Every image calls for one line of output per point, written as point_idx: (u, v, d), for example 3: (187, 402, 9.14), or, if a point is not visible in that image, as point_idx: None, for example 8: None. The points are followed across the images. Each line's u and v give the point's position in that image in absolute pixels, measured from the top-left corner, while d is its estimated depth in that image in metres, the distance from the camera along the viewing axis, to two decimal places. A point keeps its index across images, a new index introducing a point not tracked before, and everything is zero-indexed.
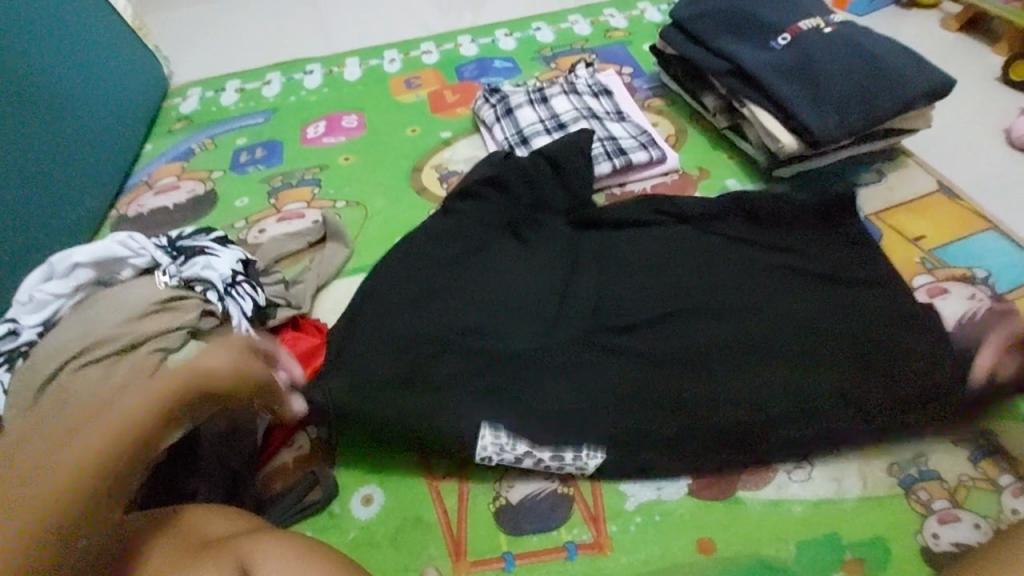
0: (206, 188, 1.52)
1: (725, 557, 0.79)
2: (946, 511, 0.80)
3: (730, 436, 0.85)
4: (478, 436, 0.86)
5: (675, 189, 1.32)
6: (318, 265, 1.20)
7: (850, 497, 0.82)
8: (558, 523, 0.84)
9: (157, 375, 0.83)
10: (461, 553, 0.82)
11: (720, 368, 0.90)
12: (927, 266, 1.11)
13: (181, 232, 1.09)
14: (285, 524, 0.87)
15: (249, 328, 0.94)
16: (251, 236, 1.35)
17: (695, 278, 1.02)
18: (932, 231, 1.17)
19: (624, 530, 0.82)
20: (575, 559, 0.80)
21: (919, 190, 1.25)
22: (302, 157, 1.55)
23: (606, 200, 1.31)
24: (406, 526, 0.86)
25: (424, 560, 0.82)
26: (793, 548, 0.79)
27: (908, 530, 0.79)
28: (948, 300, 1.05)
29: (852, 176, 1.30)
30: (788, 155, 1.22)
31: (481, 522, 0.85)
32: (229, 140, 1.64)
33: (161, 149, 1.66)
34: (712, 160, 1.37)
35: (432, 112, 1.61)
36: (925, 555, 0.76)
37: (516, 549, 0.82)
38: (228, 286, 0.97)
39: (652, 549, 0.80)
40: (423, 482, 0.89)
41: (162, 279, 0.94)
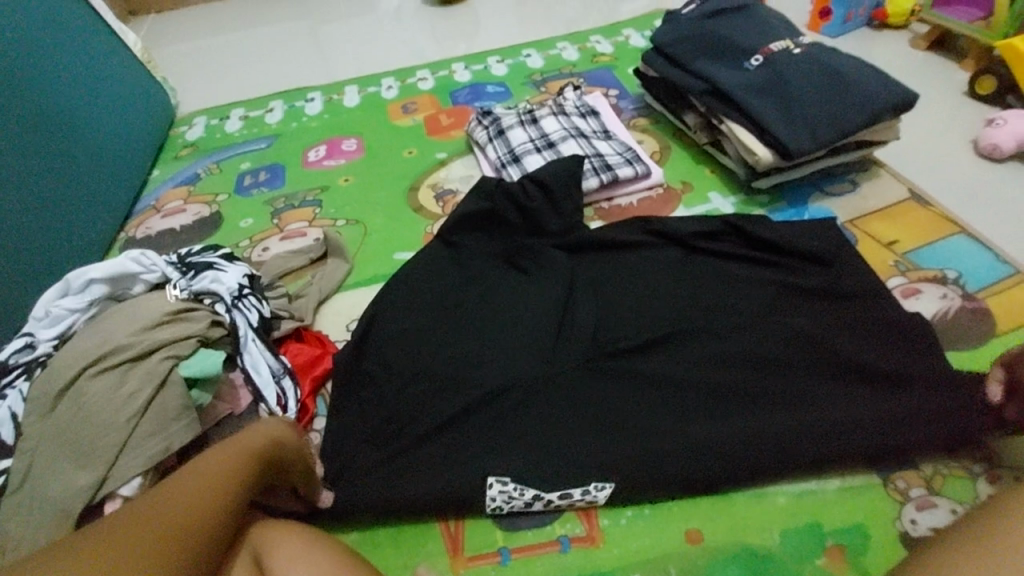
0: (212, 210, 1.58)
1: (712, 547, 0.82)
2: (923, 498, 0.84)
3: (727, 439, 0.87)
4: (486, 488, 0.87)
5: (659, 201, 1.38)
6: (320, 279, 1.26)
7: (830, 487, 0.86)
8: (552, 519, 0.87)
9: (170, 380, 0.87)
10: (459, 550, 0.86)
11: (716, 378, 0.96)
12: (900, 268, 1.17)
13: (191, 249, 1.15)
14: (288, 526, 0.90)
15: (255, 339, 1.00)
16: (255, 254, 1.42)
17: (686, 300, 1.10)
18: (904, 236, 1.23)
19: (615, 523, 0.86)
20: (569, 552, 0.83)
21: (891, 198, 1.32)
22: (304, 180, 1.61)
23: (594, 213, 1.37)
24: (406, 526, 0.89)
25: (423, 557, 0.86)
26: (777, 536, 0.82)
27: (887, 517, 0.82)
28: (922, 300, 1.10)
29: (828, 187, 1.36)
30: (765, 167, 1.28)
31: (478, 521, 0.88)
32: (234, 164, 1.71)
33: (169, 174, 1.73)
34: (694, 174, 1.44)
35: (428, 135, 1.68)
36: (903, 541, 0.80)
37: (512, 544, 0.85)
38: (234, 298, 1.02)
39: (642, 541, 0.83)
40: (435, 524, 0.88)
41: (173, 292, 1.00)
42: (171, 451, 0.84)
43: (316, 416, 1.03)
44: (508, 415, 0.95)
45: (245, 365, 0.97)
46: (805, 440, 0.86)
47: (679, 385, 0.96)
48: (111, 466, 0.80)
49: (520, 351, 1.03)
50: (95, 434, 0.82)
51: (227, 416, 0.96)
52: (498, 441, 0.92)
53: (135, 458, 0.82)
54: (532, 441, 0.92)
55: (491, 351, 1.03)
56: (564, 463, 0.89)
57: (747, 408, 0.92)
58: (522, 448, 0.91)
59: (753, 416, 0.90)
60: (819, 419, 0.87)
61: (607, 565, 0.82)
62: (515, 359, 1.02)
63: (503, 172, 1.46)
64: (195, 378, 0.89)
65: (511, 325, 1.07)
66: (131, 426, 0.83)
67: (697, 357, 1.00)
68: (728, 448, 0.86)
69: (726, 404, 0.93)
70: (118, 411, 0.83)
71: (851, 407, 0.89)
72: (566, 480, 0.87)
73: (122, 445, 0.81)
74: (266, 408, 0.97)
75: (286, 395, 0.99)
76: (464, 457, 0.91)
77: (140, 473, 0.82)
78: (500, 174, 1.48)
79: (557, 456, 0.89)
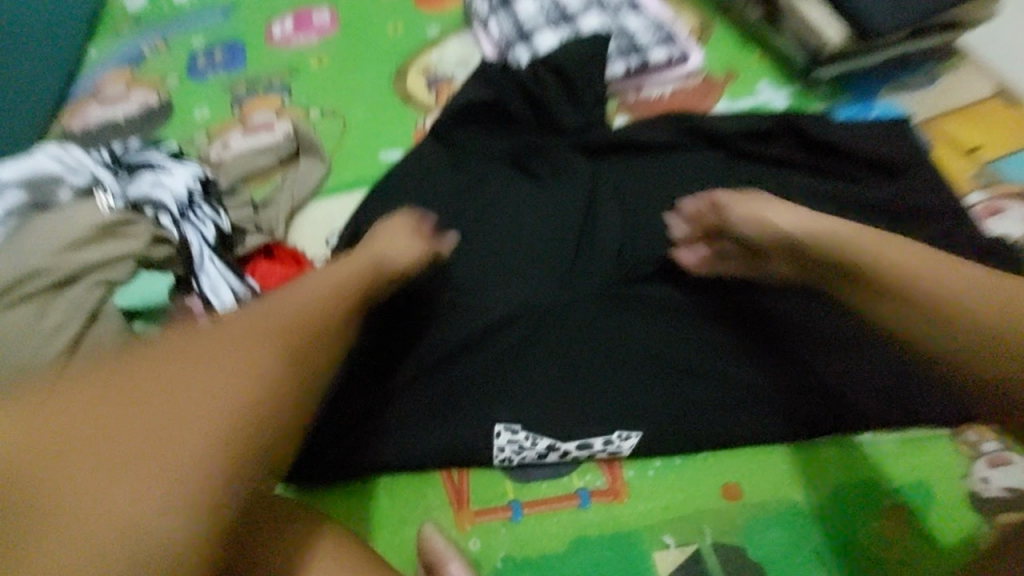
0: (160, 98, 1.32)
1: (753, 504, 0.72)
2: (996, 453, 0.72)
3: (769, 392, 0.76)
4: (493, 438, 0.76)
5: (699, 93, 1.14)
6: (291, 184, 1.05)
7: (892, 439, 0.75)
8: (570, 470, 0.76)
9: (104, 312, 0.72)
10: (463, 503, 0.75)
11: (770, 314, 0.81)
12: (983, 182, 0.98)
13: (128, 146, 0.93)
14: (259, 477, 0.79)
15: (213, 258, 0.82)
16: (214, 152, 1.19)
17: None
18: (992, 142, 1.02)
19: (642, 476, 0.75)
20: (589, 507, 0.73)
21: (980, 94, 1.09)
22: (268, 60, 1.33)
23: (619, 106, 1.14)
24: (403, 476, 0.78)
25: (423, 511, 0.75)
26: (828, 495, 0.72)
27: (954, 474, 0.72)
28: (1006, 221, 0.94)
29: (903, 78, 1.12)
30: (832, 52, 1.05)
31: (486, 473, 0.77)
32: (182, 40, 1.41)
33: (106, 52, 1.43)
34: (742, 60, 1.18)
35: (415, 6, 1.38)
36: (971, 501, 0.70)
37: (524, 497, 0.75)
38: (183, 208, 0.84)
39: (673, 496, 0.73)
40: (437, 471, 0.78)
41: (105, 199, 0.82)
42: None
43: None
44: (517, 353, 0.81)
45: (204, 289, 0.81)
46: (863, 393, 0.76)
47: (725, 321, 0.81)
48: None
49: (531, 276, 0.87)
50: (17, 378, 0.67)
51: None
52: (507, 381, 0.79)
53: None
54: (546, 383, 0.79)
55: (498, 276, 0.87)
56: (584, 408, 0.77)
57: (803, 351, 0.79)
58: (536, 391, 0.78)
59: (807, 367, 0.78)
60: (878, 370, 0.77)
61: (633, 523, 0.72)
62: (526, 286, 0.86)
63: (509, 54, 1.20)
64: (137, 309, 0.74)
65: (520, 246, 0.90)
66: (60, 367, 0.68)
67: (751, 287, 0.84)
68: (771, 403, 0.76)
69: (778, 344, 0.80)
70: (43, 347, 0.68)
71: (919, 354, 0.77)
72: (587, 428, 0.76)
73: None
74: None
75: None
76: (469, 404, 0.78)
77: None
78: (506, 56, 1.21)
79: (574, 402, 0.77)
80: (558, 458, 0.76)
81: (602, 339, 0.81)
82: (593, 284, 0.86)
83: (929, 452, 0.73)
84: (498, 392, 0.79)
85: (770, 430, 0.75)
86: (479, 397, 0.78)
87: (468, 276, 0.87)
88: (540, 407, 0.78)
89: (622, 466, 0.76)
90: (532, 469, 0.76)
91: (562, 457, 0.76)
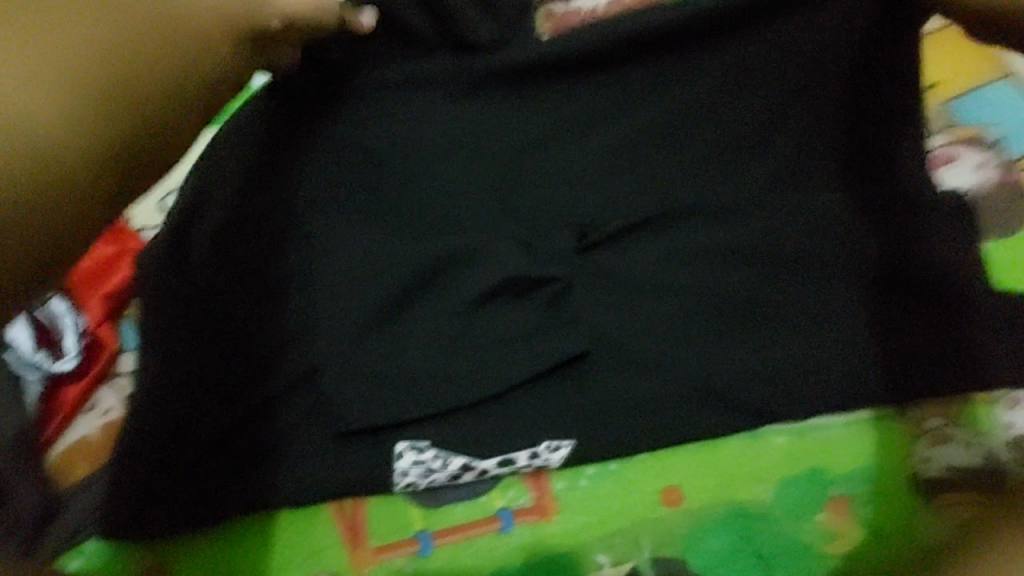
0: None
1: (693, 508, 0.64)
2: (938, 431, 0.68)
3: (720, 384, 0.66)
4: (393, 460, 0.62)
5: None
6: None
7: (837, 422, 0.68)
8: (488, 487, 0.64)
9: None
10: (359, 539, 0.62)
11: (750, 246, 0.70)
12: (938, 123, 0.88)
13: None
14: (82, 534, 0.61)
15: None
16: None
17: None
18: (950, 75, 0.92)
19: (573, 487, 0.64)
20: (512, 530, 0.62)
21: None
22: None
23: None
24: (282, 513, 0.63)
25: (310, 554, 0.61)
26: (772, 489, 0.65)
27: (897, 456, 0.67)
28: (957, 168, 0.86)
29: None
30: None
31: (387, 501, 0.63)
32: None
33: None
34: None
35: None
36: (914, 485, 0.66)
37: (435, 525, 0.62)
38: None
39: (607, 507, 0.64)
40: (326, 504, 0.63)
41: None
42: None
43: (121, 352, 0.68)
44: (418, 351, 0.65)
45: None
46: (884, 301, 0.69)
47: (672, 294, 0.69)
48: None
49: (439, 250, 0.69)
50: None
51: None
52: (410, 389, 0.64)
53: None
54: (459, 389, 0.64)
55: (397, 253, 0.68)
56: (503, 417, 0.64)
57: (761, 326, 0.68)
58: (447, 402, 0.64)
59: (778, 328, 0.68)
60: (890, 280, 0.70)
61: (562, 544, 0.62)
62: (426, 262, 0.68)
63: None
64: None
65: (413, 212, 0.72)
66: None
67: (720, 230, 0.71)
68: (721, 396, 0.66)
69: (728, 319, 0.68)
70: None
71: (910, 263, 0.70)
72: (507, 439, 0.63)
73: None
74: None
75: None
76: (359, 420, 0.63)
77: None
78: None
79: (488, 410, 0.64)
80: (476, 478, 0.63)
81: (524, 327, 0.67)
82: (511, 257, 0.69)
83: (874, 440, 0.68)
84: (402, 408, 0.63)
85: (717, 422, 0.66)
86: (370, 411, 0.63)
87: (355, 249, 0.69)
88: (453, 419, 0.64)
89: (549, 479, 0.64)
90: (444, 492, 0.64)
91: (480, 476, 0.63)
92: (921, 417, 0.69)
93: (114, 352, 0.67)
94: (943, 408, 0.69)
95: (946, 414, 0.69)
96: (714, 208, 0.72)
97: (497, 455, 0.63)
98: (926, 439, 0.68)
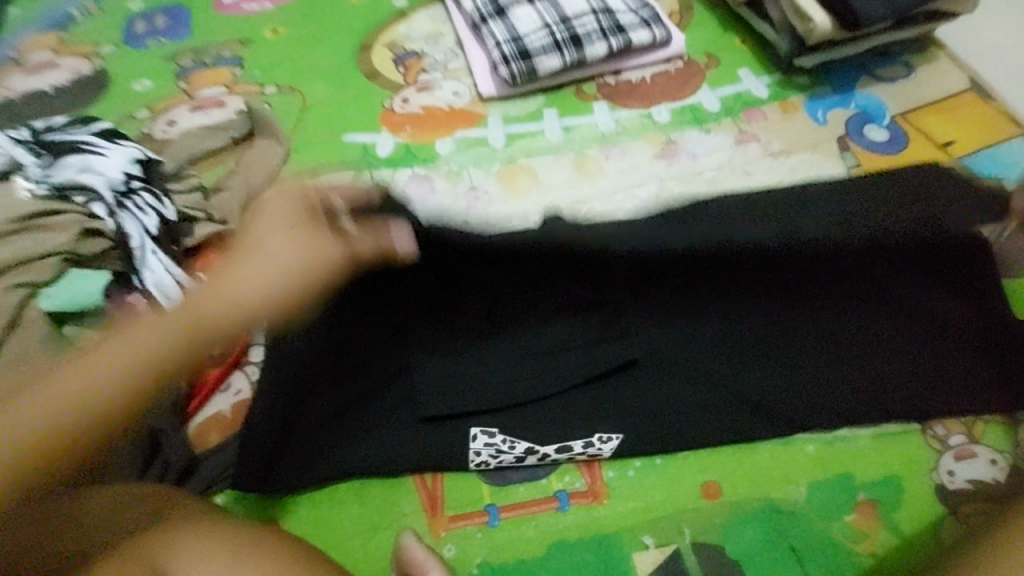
0: (94, 66, 1.18)
1: (731, 502, 0.72)
2: (963, 447, 0.74)
3: (754, 396, 0.76)
4: (469, 442, 0.74)
5: (678, 79, 1.11)
6: (247, 169, 0.97)
7: (864, 434, 0.76)
8: (548, 471, 0.74)
9: (26, 319, 0.63)
10: (437, 508, 0.72)
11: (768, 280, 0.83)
12: (955, 176, 0.98)
13: (52, 123, 0.83)
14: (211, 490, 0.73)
15: (157, 251, 0.74)
16: (157, 129, 1.08)
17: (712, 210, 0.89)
18: (965, 135, 1.03)
19: (622, 476, 0.73)
20: (568, 510, 0.71)
21: (953, 86, 1.09)
22: (219, 28, 1.22)
23: (597, 90, 1.10)
24: (373, 482, 0.74)
25: (395, 518, 0.72)
26: (804, 490, 0.72)
27: (923, 468, 0.73)
28: None
29: (879, 69, 1.12)
30: (817, 39, 1.03)
31: (461, 477, 0.74)
32: (120, 3, 1.28)
33: (30, 12, 1.28)
34: (722, 45, 1.16)
35: None
36: (939, 495, 0.71)
37: (502, 501, 0.72)
38: (120, 197, 0.75)
39: (652, 496, 0.72)
40: (411, 476, 0.74)
41: (22, 185, 0.71)
42: None
43: (251, 344, 0.82)
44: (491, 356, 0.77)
45: (145, 285, 0.73)
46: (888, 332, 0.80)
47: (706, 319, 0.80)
48: None
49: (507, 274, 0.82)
50: None
51: None
52: (486, 384, 0.76)
53: None
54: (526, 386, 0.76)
55: (476, 271, 0.82)
56: (563, 412, 0.75)
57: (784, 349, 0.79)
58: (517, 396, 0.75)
59: (800, 357, 0.78)
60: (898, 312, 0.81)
61: (613, 526, 0.70)
62: (503, 285, 0.82)
63: (503, 67, 1.06)
64: (66, 312, 0.66)
65: (488, 249, 0.83)
66: None
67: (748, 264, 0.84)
68: (755, 405, 0.75)
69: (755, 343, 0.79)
70: None
71: (900, 292, 0.82)
72: (566, 430, 0.74)
73: None
74: None
75: None
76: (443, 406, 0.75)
77: None
78: (499, 70, 1.07)
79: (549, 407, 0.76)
80: (538, 461, 0.74)
81: (581, 337, 0.79)
82: (576, 287, 0.81)
83: (899, 452, 0.74)
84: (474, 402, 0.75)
85: (751, 427, 0.75)
86: (450, 401, 0.74)
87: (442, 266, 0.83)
88: (521, 411, 0.75)
89: (601, 467, 0.74)
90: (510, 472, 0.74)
91: (541, 459, 0.74)
92: (944, 435, 0.75)
93: (246, 345, 0.81)
94: (963, 428, 0.76)
95: (966, 432, 0.75)
96: (746, 254, 0.85)
97: (557, 442, 0.73)
98: (948, 454, 0.74)
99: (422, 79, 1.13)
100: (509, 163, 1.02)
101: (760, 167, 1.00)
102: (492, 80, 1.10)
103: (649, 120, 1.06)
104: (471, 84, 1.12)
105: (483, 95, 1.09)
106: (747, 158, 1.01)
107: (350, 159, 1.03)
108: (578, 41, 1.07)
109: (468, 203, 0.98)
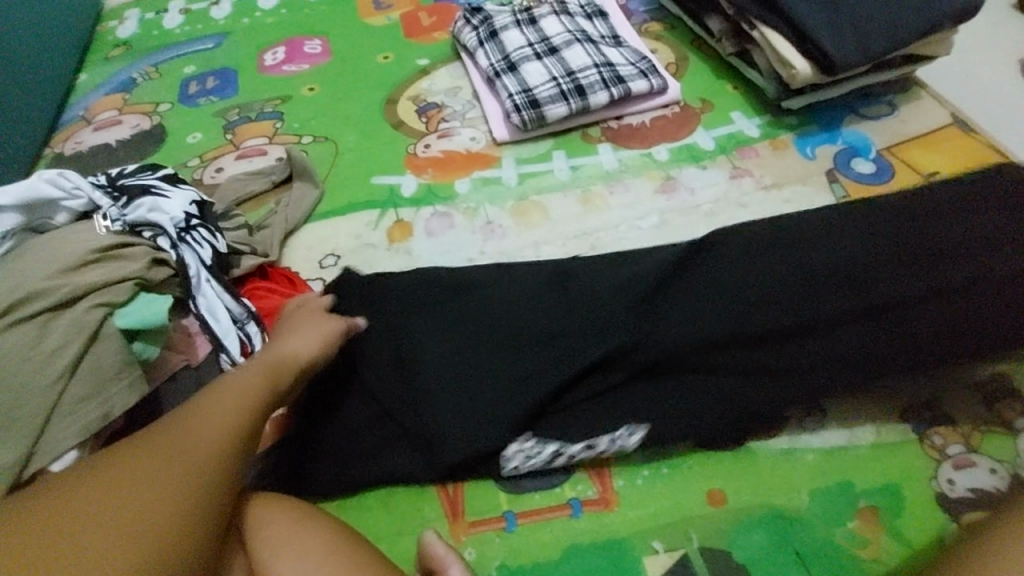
0: (152, 122, 1.33)
1: (738, 509, 0.75)
2: (961, 456, 0.78)
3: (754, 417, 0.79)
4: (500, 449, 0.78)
5: (676, 122, 1.21)
6: (286, 208, 1.08)
7: (863, 444, 0.79)
8: (562, 480, 0.78)
9: (104, 334, 0.70)
10: (459, 514, 0.77)
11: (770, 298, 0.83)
12: None
13: (123, 169, 0.95)
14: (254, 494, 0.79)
15: (210, 279, 0.86)
16: (206, 176, 1.21)
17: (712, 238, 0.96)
18: (949, 166, 1.10)
19: (631, 484, 0.78)
20: (581, 517, 0.76)
21: (934, 121, 1.17)
22: (261, 87, 1.37)
23: (601, 133, 1.21)
24: (398, 490, 0.79)
25: (419, 523, 0.77)
26: (806, 498, 0.76)
27: (921, 476, 0.77)
28: None
29: (863, 108, 1.21)
30: (801, 83, 1.13)
31: (480, 484, 0.79)
32: (176, 68, 1.44)
33: (99, 78, 1.45)
34: (716, 91, 1.26)
35: (405, 37, 1.44)
36: (939, 502, 0.75)
37: (519, 507, 0.77)
38: (181, 231, 0.86)
39: (661, 504, 0.76)
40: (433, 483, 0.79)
41: (103, 224, 0.84)
42: (113, 418, 0.69)
43: None
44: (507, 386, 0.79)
45: (200, 310, 0.84)
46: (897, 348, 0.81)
47: (717, 343, 0.81)
48: (37, 439, 0.65)
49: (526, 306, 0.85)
50: (10, 401, 0.65)
51: (184, 369, 0.82)
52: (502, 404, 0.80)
53: (69, 426, 0.67)
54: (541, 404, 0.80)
55: (500, 302, 0.86)
56: (574, 428, 0.79)
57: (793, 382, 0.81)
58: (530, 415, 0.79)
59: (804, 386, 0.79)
60: (904, 321, 0.82)
61: (624, 531, 0.75)
62: (513, 314, 0.85)
63: (515, 114, 1.18)
64: (137, 329, 0.73)
65: (504, 281, 0.89)
66: (58, 389, 0.67)
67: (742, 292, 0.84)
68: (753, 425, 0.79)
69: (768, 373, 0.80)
70: (35, 372, 0.66)
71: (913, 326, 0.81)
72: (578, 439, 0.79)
73: (52, 412, 0.66)
74: (228, 358, 0.84)
75: (251, 342, 0.85)
76: (461, 425, 0.78)
77: (74, 445, 0.67)
78: (511, 117, 1.19)
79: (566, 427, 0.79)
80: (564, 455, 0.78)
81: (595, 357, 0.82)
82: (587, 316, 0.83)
83: (897, 462, 0.78)
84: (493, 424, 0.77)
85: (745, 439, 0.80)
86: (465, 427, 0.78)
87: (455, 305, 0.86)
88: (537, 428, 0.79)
89: (611, 473, 0.79)
90: (527, 478, 0.79)
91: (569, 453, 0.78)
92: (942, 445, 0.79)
93: None
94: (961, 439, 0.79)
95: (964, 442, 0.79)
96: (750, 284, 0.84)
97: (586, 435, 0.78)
98: (948, 466, 0.77)
99: (442, 127, 1.25)
100: (522, 200, 1.11)
101: (754, 199, 1.08)
102: (505, 126, 1.21)
103: (650, 160, 1.16)
104: (486, 131, 1.23)
105: (497, 140, 1.21)
106: (742, 192, 1.09)
107: (377, 199, 1.13)
108: (582, 91, 1.19)
109: (484, 236, 1.07)
